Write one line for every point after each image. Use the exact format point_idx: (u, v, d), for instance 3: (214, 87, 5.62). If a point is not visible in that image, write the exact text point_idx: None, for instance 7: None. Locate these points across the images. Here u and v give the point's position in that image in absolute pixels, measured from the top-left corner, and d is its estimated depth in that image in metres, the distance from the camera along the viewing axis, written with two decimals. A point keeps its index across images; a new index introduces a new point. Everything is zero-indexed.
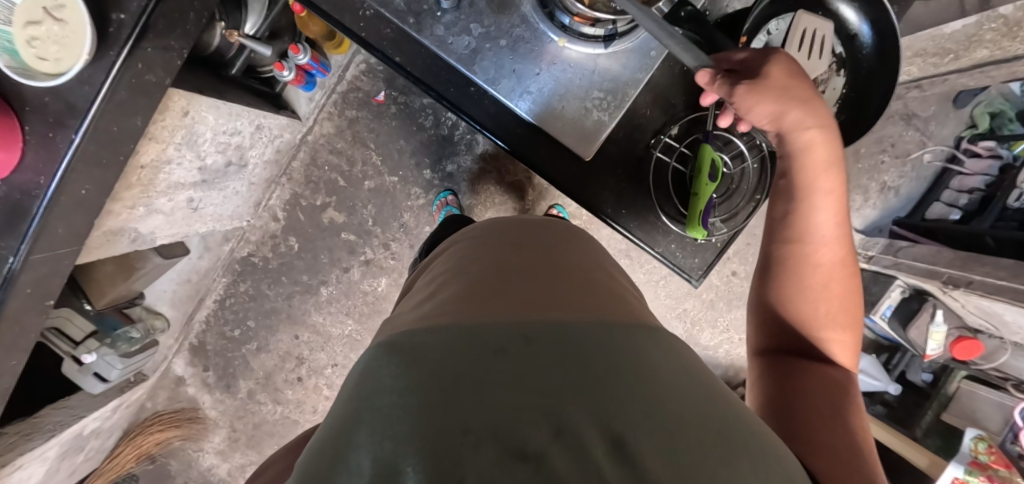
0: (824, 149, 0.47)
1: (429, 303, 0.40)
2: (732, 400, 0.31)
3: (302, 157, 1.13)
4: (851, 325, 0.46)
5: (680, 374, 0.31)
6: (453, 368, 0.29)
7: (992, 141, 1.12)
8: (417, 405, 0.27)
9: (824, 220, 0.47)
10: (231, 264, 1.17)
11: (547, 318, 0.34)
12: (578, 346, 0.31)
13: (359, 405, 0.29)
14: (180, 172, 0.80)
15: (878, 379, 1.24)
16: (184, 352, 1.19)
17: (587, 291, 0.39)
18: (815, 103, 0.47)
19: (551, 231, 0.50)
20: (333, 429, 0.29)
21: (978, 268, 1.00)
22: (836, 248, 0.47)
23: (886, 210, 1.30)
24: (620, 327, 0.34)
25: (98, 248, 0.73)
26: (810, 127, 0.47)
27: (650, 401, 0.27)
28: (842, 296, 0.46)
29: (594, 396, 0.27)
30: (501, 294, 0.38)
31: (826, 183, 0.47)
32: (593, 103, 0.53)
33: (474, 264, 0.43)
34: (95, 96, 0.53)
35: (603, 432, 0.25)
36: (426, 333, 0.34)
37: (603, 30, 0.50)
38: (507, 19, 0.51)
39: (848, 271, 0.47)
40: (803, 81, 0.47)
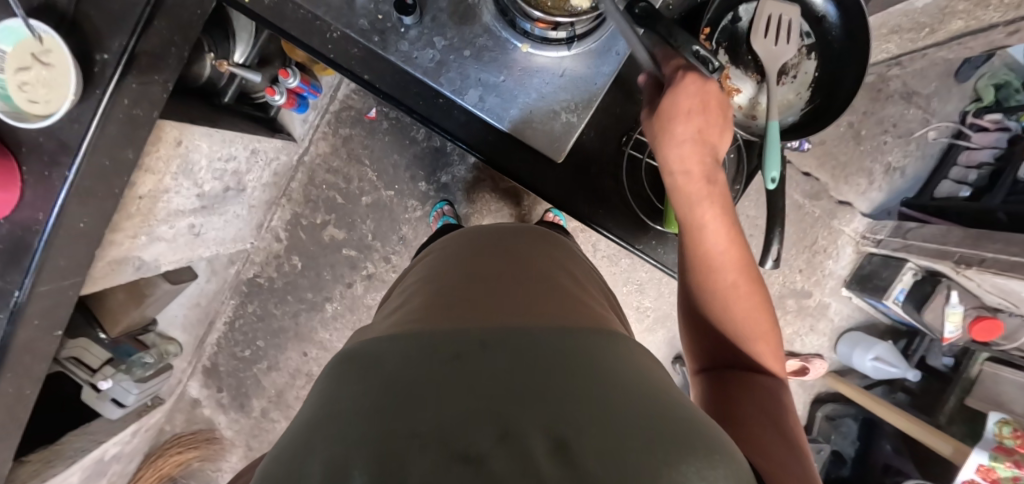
0: (694, 188, 0.44)
1: (397, 314, 0.40)
2: (681, 399, 0.31)
3: (300, 177, 1.16)
4: (768, 335, 0.45)
5: (633, 377, 0.31)
6: (410, 376, 0.30)
7: (999, 114, 1.11)
8: (371, 412, 0.27)
9: (712, 246, 0.44)
10: (238, 286, 1.20)
11: (506, 326, 0.34)
12: (533, 351, 0.31)
13: (320, 414, 0.29)
14: (179, 200, 0.82)
15: (896, 366, 1.20)
16: (198, 375, 1.22)
17: (550, 297, 0.40)
18: (688, 144, 0.44)
19: (523, 237, 0.51)
20: (294, 440, 0.29)
21: (989, 246, 0.97)
22: (728, 271, 0.44)
23: (894, 191, 1.26)
24: (579, 333, 0.34)
25: (103, 278, 0.76)
26: (675, 169, 0.45)
27: (596, 403, 0.27)
28: (750, 313, 0.44)
29: (543, 401, 0.27)
30: (466, 300, 0.38)
31: (708, 216, 0.44)
32: (562, 105, 0.54)
33: (441, 275, 0.44)
34: (85, 133, 0.55)
35: (546, 434, 0.25)
36: (388, 343, 0.34)
37: (564, 33, 0.50)
38: (469, 30, 0.52)
39: (752, 287, 0.45)
40: (689, 123, 0.44)
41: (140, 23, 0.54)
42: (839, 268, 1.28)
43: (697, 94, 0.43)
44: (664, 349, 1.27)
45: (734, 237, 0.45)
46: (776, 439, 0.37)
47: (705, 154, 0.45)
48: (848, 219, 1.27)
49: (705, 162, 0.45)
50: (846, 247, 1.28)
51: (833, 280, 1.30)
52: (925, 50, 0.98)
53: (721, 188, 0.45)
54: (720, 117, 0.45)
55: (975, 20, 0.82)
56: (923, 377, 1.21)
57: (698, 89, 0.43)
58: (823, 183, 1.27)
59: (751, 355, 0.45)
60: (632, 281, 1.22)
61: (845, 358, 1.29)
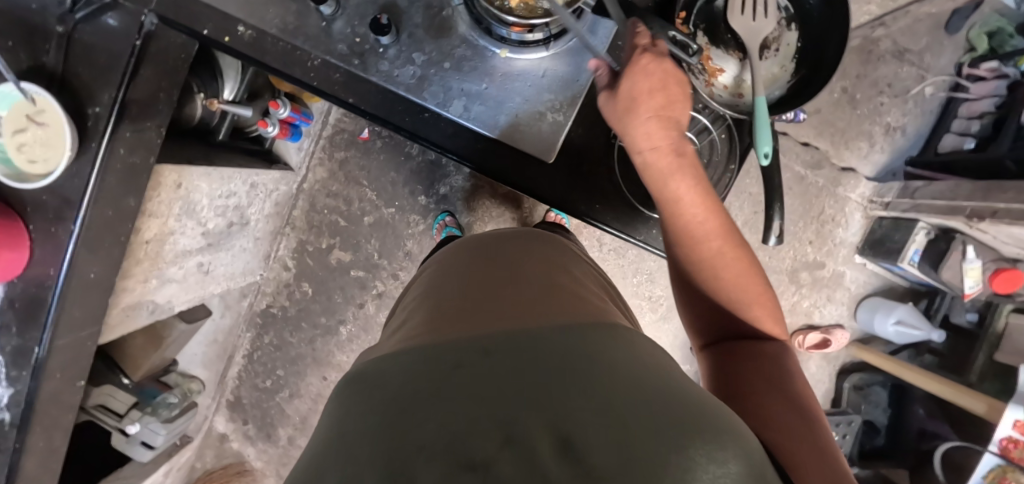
0: (666, 164, 0.44)
1: (402, 329, 0.41)
2: (687, 383, 0.31)
3: (301, 205, 1.17)
4: (762, 296, 0.45)
5: (635, 366, 0.31)
6: (415, 387, 0.30)
7: (995, 61, 1.09)
8: (379, 426, 0.28)
9: (693, 217, 0.44)
10: (253, 318, 1.21)
11: (506, 331, 0.35)
12: (536, 352, 0.32)
13: (332, 433, 0.30)
14: (185, 240, 0.84)
15: (919, 329, 1.17)
16: (223, 409, 1.24)
17: (549, 297, 0.40)
18: (654, 122, 0.44)
19: (523, 238, 0.52)
20: (309, 460, 0.29)
21: (1001, 196, 0.95)
22: (712, 238, 0.44)
23: (897, 151, 1.24)
24: (579, 328, 0.34)
25: (118, 325, 0.77)
26: (644, 148, 0.45)
27: (599, 396, 0.28)
28: (741, 277, 0.44)
29: (546, 400, 0.27)
30: (468, 308, 0.39)
31: (683, 188, 0.44)
32: (547, 105, 0.53)
33: (443, 284, 0.44)
34: (86, 186, 0.56)
35: (550, 431, 0.25)
36: (393, 358, 0.35)
37: (541, 34, 0.51)
38: (447, 42, 0.52)
39: (738, 249, 0.45)
40: (652, 103, 0.44)
41: (127, 74, 0.55)
42: (850, 236, 1.26)
43: (654, 73, 0.44)
44: (681, 336, 1.26)
45: (712, 206, 0.45)
46: (783, 405, 0.37)
47: (670, 129, 0.45)
48: (853, 185, 1.25)
49: (673, 136, 0.45)
50: (855, 214, 1.26)
51: (845, 248, 1.27)
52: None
53: (692, 158, 0.45)
54: (680, 92, 0.45)
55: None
56: (949, 336, 1.19)
57: (656, 67, 0.44)
58: (824, 151, 1.25)
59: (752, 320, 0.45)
60: (642, 271, 1.21)
61: (866, 326, 1.26)
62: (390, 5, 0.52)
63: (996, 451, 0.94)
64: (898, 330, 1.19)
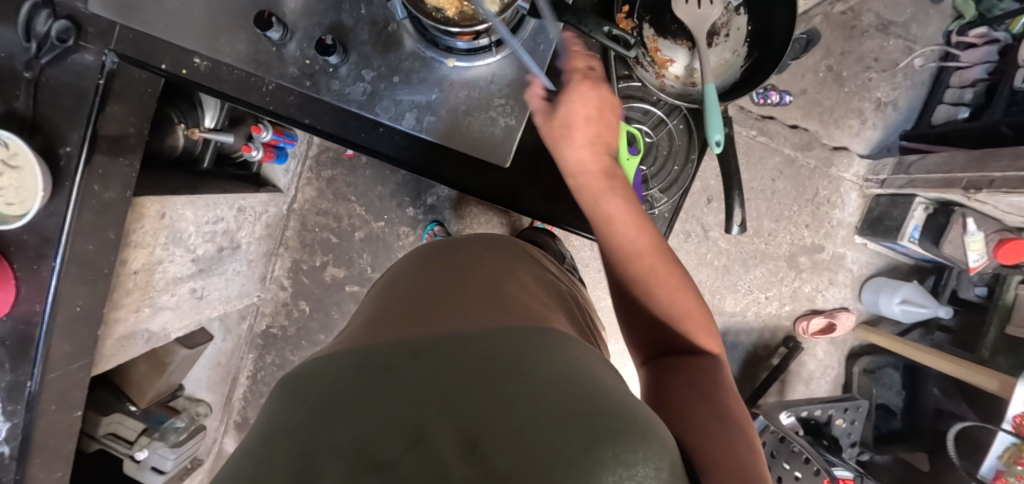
0: (596, 184, 0.48)
1: (347, 334, 0.42)
2: (609, 388, 0.33)
3: (293, 225, 1.19)
4: (698, 312, 0.46)
5: (560, 371, 0.32)
6: (340, 389, 0.30)
7: (984, 26, 1.05)
8: (298, 427, 0.28)
9: (622, 233, 0.47)
10: (254, 340, 1.23)
11: (440, 335, 0.35)
12: (464, 355, 0.33)
13: (257, 434, 0.30)
14: (175, 267, 0.86)
15: (926, 306, 1.14)
16: (231, 431, 1.26)
17: (489, 303, 0.41)
18: (584, 145, 0.49)
19: (476, 247, 0.53)
20: (230, 462, 0.29)
21: (995, 165, 0.92)
22: (642, 253, 0.47)
23: (889, 127, 1.21)
24: (510, 333, 0.35)
25: (114, 355, 0.80)
26: (576, 169, 0.49)
27: (517, 400, 0.28)
28: (673, 291, 0.46)
29: (463, 405, 0.28)
30: (411, 312, 0.40)
31: (611, 207, 0.48)
32: (498, 110, 0.54)
33: (391, 292, 0.45)
34: (63, 223, 0.58)
35: (460, 432, 0.26)
36: (328, 359, 0.35)
37: (486, 41, 0.50)
38: (394, 56, 0.53)
39: (670, 266, 0.47)
40: (585, 130, 0.49)
41: (93, 113, 0.58)
42: (847, 216, 1.23)
43: (588, 99, 0.48)
44: None
45: (642, 223, 0.47)
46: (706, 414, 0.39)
47: (600, 152, 0.49)
48: (846, 165, 1.22)
49: (603, 159, 0.49)
50: (850, 193, 1.23)
51: (844, 229, 1.24)
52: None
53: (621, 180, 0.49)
54: (610, 120, 0.49)
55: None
56: (959, 312, 1.15)
57: (590, 95, 0.49)
58: (813, 132, 1.22)
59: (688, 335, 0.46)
60: None
61: (871, 306, 1.22)
62: (336, 25, 0.52)
63: (1009, 429, 0.91)
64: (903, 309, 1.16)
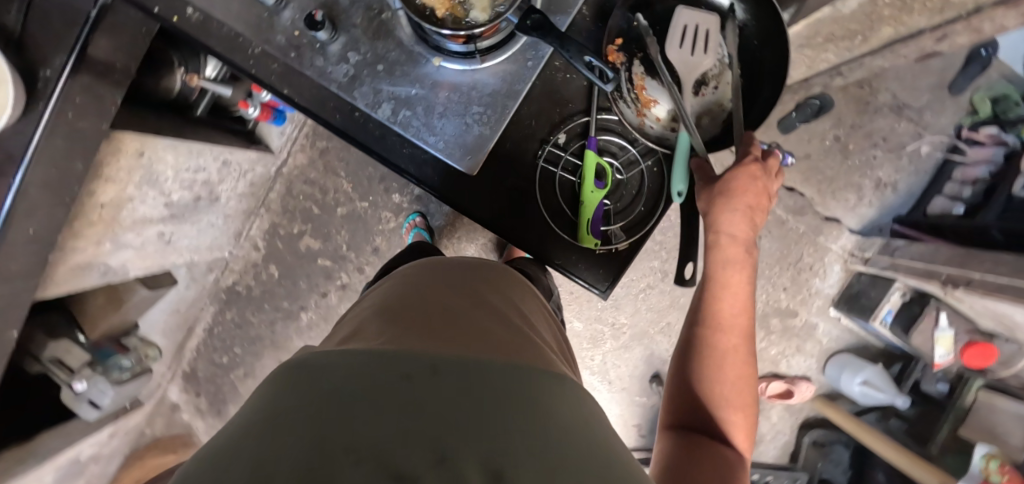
0: (732, 253, 0.53)
1: (353, 336, 0.41)
2: (619, 450, 0.34)
3: (279, 188, 1.19)
4: (746, 408, 0.52)
5: (575, 423, 0.33)
6: (356, 388, 0.30)
7: (995, 128, 1.07)
8: (311, 419, 0.28)
9: (729, 302, 0.54)
10: (217, 293, 1.23)
11: (459, 355, 0.35)
12: (485, 379, 0.33)
13: (259, 415, 0.29)
14: (145, 207, 0.86)
15: (883, 391, 1.15)
16: (178, 379, 1.26)
17: (506, 337, 0.42)
18: (739, 215, 0.52)
19: (487, 276, 0.54)
20: (222, 442, 0.28)
21: (977, 265, 0.92)
22: (739, 329, 0.53)
23: (886, 208, 1.20)
24: (529, 370, 0.36)
25: (67, 282, 0.78)
26: (722, 231, 0.53)
27: (537, 440, 0.29)
28: (739, 378, 0.52)
29: (484, 434, 0.28)
30: (429, 328, 0.40)
31: (733, 280, 0.53)
32: (473, 118, 0.53)
33: (407, 300, 0.45)
34: (29, 143, 0.58)
35: (483, 457, 0.27)
36: (340, 354, 0.35)
37: (474, 48, 0.50)
38: (382, 44, 0.53)
39: (746, 358, 0.53)
40: (746, 197, 0.51)
41: (81, 39, 0.58)
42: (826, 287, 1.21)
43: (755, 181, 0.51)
44: (642, 366, 1.25)
45: (746, 308, 0.54)
46: None
47: (750, 228, 0.52)
48: (835, 235, 1.21)
49: (748, 232, 0.53)
50: (834, 265, 1.22)
51: (821, 298, 1.23)
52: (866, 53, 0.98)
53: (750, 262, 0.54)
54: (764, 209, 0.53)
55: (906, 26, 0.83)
56: (918, 404, 1.15)
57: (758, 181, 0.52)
58: (808, 198, 1.21)
59: (727, 422, 0.51)
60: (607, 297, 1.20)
61: (833, 382, 1.22)
62: (330, 3, 0.52)
63: None
64: (864, 391, 1.15)
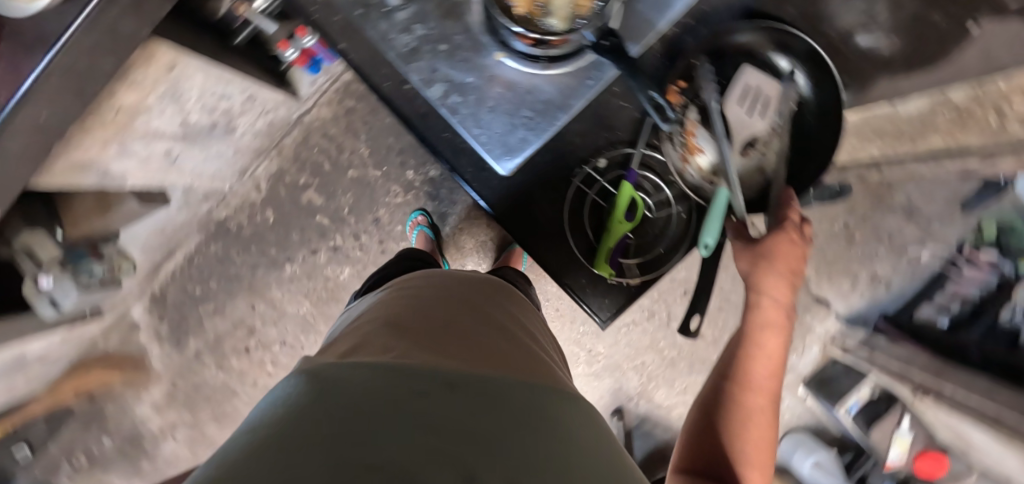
0: (766, 314, 0.52)
1: (363, 348, 0.48)
2: (595, 452, 0.41)
3: (295, 135, 1.17)
4: (766, 468, 0.49)
5: (558, 431, 0.40)
6: (374, 397, 0.37)
7: (994, 253, 1.05)
8: (338, 419, 0.34)
9: (761, 358, 0.51)
10: (207, 224, 1.20)
11: (459, 377, 0.42)
12: (492, 395, 0.41)
13: (289, 414, 0.35)
14: (160, 121, 0.83)
15: (832, 477, 1.17)
16: (145, 299, 1.22)
17: (499, 360, 0.49)
18: (780, 277, 0.51)
19: (487, 305, 0.61)
20: (258, 433, 0.33)
21: (951, 380, 0.94)
22: (767, 387, 0.51)
23: (875, 302, 1.23)
24: (518, 393, 0.43)
25: (63, 177, 0.75)
26: (761, 292, 0.52)
27: (524, 446, 0.36)
28: (762, 438, 0.49)
29: (481, 441, 0.35)
30: (431, 348, 0.48)
31: (768, 338, 0.52)
32: (521, 120, 0.53)
33: (414, 323, 0.52)
34: (64, 28, 0.55)
35: (481, 458, 0.33)
36: (355, 367, 0.41)
37: (539, 53, 0.50)
38: (450, 25, 0.52)
39: (772, 420, 0.50)
40: (788, 262, 0.50)
41: None
42: (801, 365, 1.26)
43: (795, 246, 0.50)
44: (607, 398, 1.25)
45: (777, 370, 0.52)
46: None
47: (789, 292, 0.52)
48: (821, 317, 1.26)
49: (786, 295, 0.52)
50: (812, 346, 1.26)
51: (793, 374, 1.26)
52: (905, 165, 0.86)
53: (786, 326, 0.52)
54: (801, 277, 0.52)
55: (957, 142, 0.74)
56: None
57: (797, 249, 0.51)
58: None
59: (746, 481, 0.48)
60: (590, 323, 1.21)
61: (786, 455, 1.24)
62: None
63: None
64: (812, 472, 1.18)
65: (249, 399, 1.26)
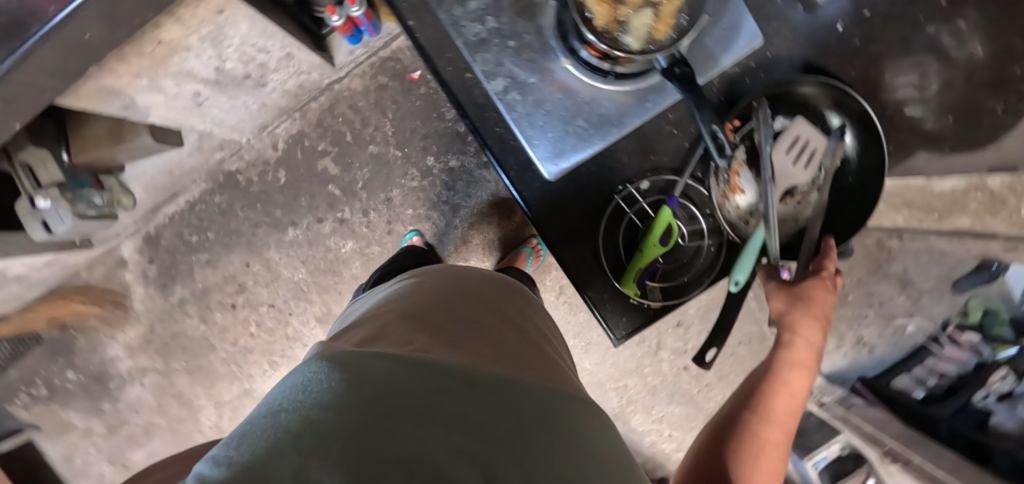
0: (795, 352, 0.53)
1: (389, 341, 0.54)
2: (590, 444, 0.48)
3: (322, 101, 1.15)
4: None
5: (557, 427, 0.47)
6: (402, 392, 0.43)
7: (976, 335, 1.09)
8: (373, 409, 0.40)
9: (782, 393, 0.52)
10: (215, 174, 1.17)
11: (474, 376, 0.49)
12: (504, 395, 0.48)
13: (330, 397, 0.41)
14: (196, 62, 0.80)
15: None
16: (137, 238, 1.19)
17: (508, 362, 0.55)
18: (810, 318, 0.54)
19: (501, 308, 0.68)
20: (304, 414, 0.40)
21: (921, 451, 0.97)
22: (784, 424, 0.51)
23: (856, 364, 1.27)
24: (525, 392, 0.50)
25: (88, 100, 0.73)
26: (793, 330, 0.54)
27: (527, 442, 0.43)
28: (771, 472, 0.48)
29: (491, 436, 0.41)
30: (449, 348, 0.54)
31: (792, 376, 0.53)
32: (574, 128, 0.54)
33: (434, 322, 0.59)
34: None
35: (491, 453, 0.39)
36: (385, 360, 0.48)
37: (605, 66, 0.51)
38: (523, 24, 0.53)
39: (781, 457, 0.49)
40: (820, 307, 0.54)
41: None
42: None
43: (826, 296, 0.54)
44: None
45: (794, 411, 0.52)
46: None
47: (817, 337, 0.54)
48: None
49: (814, 340, 0.54)
50: None
51: None
52: (932, 235, 1.00)
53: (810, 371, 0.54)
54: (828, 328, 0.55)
55: (982, 224, 0.92)
56: None
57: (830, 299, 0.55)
58: None
59: None
60: (581, 338, 1.22)
61: None
62: None
63: None
64: None
65: (226, 356, 1.23)
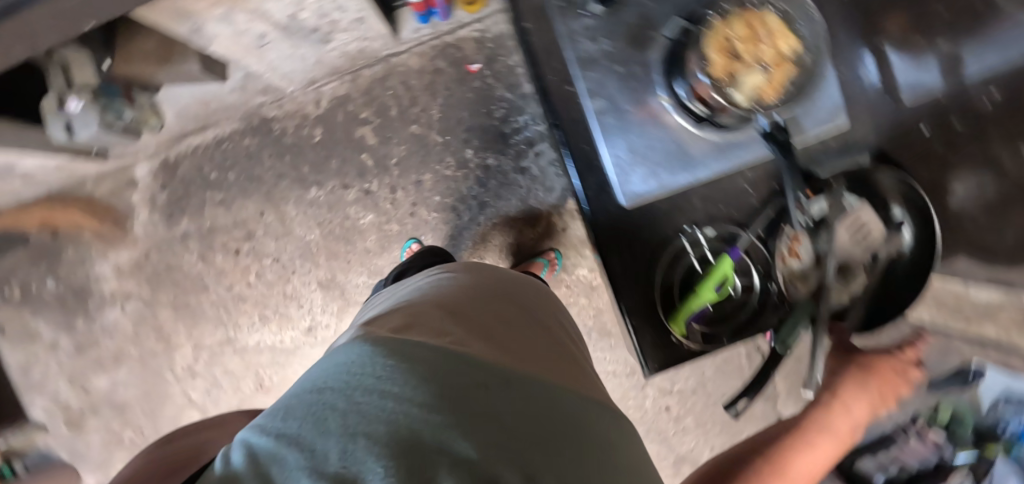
0: (849, 410, 0.66)
1: (425, 329, 0.53)
2: (619, 459, 0.47)
3: (376, 70, 1.14)
4: None
5: (590, 436, 0.46)
6: (445, 381, 0.42)
7: (942, 434, 1.07)
8: (418, 393, 0.39)
9: (830, 434, 0.63)
10: (250, 116, 1.15)
11: (511, 374, 0.48)
12: (540, 397, 0.47)
13: (373, 378, 0.41)
14: (273, 5, 0.77)
15: None
16: (154, 161, 1.15)
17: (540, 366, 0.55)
18: (870, 394, 0.68)
19: (534, 313, 0.68)
20: (347, 391, 0.39)
21: None
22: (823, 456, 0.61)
23: None
24: (559, 397, 0.49)
25: (159, 16, 0.68)
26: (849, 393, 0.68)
27: (564, 447, 0.42)
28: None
29: (531, 436, 0.41)
30: (485, 344, 0.53)
31: (840, 423, 0.65)
32: (664, 163, 0.74)
33: (468, 317, 0.58)
34: None
35: (532, 455, 0.39)
36: (425, 346, 0.47)
37: (704, 111, 0.69)
38: (635, 70, 0.73)
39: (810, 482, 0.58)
40: (879, 390, 0.69)
41: None
42: None
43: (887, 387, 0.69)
44: None
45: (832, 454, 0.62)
46: None
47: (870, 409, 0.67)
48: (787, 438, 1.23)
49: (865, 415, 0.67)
50: None
51: None
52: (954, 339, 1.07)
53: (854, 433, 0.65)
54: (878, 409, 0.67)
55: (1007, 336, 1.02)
56: None
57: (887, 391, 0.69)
58: None
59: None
60: None
61: None
62: None
63: None
64: None
65: (216, 300, 1.20)
